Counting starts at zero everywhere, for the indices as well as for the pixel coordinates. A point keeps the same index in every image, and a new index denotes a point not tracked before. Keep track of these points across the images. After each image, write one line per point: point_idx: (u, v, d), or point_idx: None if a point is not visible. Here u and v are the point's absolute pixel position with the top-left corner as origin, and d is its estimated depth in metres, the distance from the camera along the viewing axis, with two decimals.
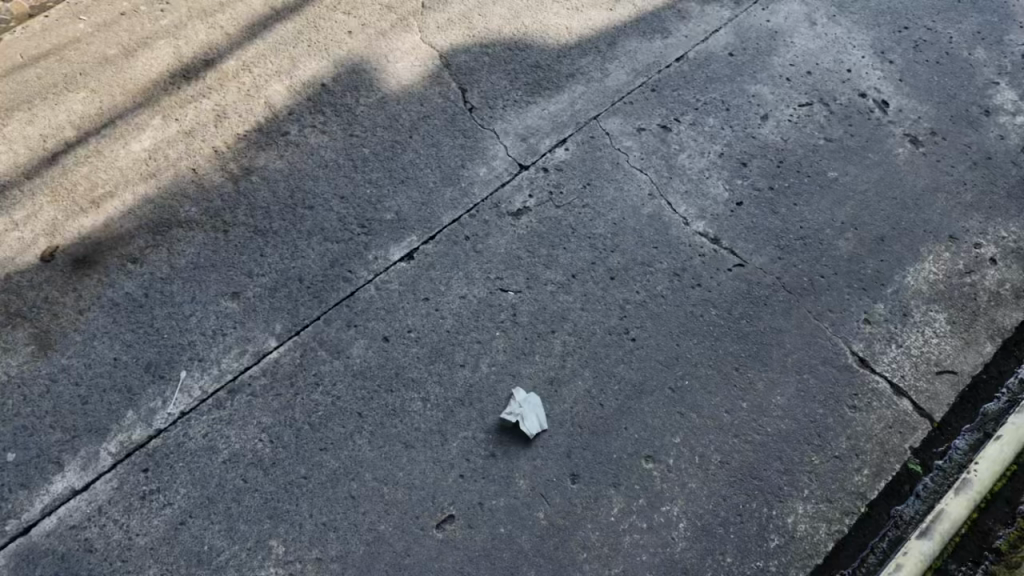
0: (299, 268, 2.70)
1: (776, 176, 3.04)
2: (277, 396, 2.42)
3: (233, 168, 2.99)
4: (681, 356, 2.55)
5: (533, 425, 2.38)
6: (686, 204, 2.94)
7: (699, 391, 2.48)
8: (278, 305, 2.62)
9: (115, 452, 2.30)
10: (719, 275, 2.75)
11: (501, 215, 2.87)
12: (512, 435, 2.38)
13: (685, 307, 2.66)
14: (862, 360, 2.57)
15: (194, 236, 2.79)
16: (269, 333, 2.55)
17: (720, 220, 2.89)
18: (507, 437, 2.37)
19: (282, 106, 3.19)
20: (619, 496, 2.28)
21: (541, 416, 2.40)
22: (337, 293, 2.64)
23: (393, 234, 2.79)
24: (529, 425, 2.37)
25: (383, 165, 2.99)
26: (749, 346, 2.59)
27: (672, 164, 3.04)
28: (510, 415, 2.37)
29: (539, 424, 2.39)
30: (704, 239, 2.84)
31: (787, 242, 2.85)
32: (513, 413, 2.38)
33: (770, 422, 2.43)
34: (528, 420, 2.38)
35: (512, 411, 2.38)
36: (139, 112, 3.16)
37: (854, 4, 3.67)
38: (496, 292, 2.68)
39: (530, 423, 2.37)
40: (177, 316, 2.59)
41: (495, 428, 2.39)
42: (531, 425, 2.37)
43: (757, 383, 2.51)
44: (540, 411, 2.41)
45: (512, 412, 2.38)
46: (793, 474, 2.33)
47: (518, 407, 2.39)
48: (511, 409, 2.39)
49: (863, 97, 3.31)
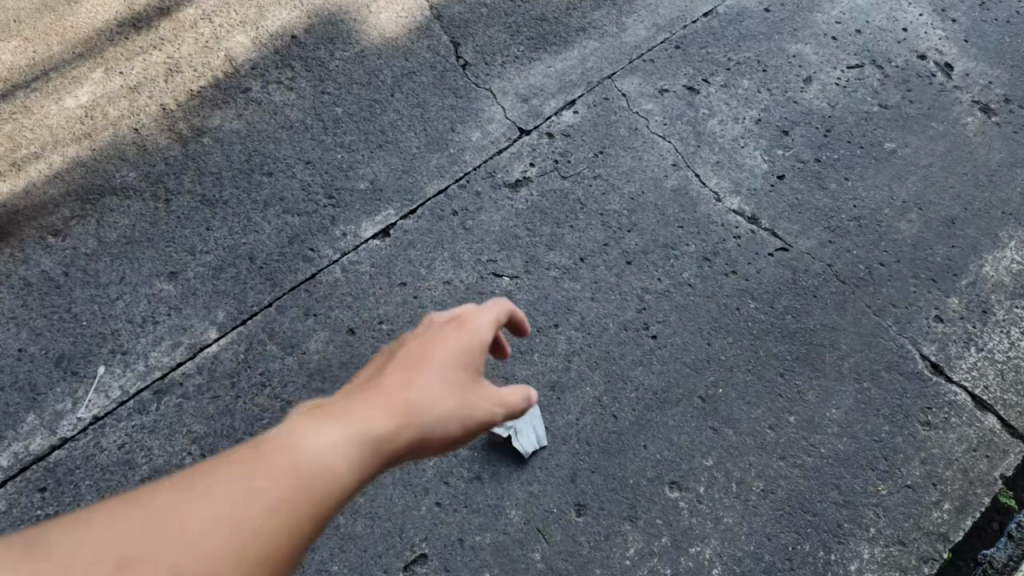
0: (252, 245, 2.25)
1: (823, 147, 2.56)
2: (214, 399, 1.97)
3: (181, 129, 2.53)
4: (714, 358, 2.08)
5: (531, 441, 1.92)
6: (717, 176, 2.46)
7: (736, 401, 2.01)
8: (223, 288, 2.16)
9: (7, 466, 1.85)
10: (758, 261, 2.28)
11: (496, 186, 2.40)
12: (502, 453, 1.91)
13: (717, 298, 2.20)
14: (935, 366, 2.10)
15: (130, 206, 2.34)
16: (210, 322, 2.10)
17: (758, 196, 2.42)
18: (497, 457, 1.91)
19: (245, 59, 2.74)
20: (637, 533, 1.81)
21: (540, 427, 1.94)
22: (295, 275, 2.19)
23: (367, 206, 2.33)
24: (524, 443, 1.91)
25: (358, 126, 2.53)
26: (796, 347, 2.12)
27: (700, 130, 2.57)
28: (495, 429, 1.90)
29: (537, 438, 1.93)
30: (740, 217, 2.37)
31: (839, 223, 2.38)
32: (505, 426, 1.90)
33: (823, 442, 1.96)
34: (523, 435, 1.91)
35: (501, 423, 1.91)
36: (78, 64, 2.71)
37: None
38: (487, 278, 2.22)
39: (527, 440, 1.91)
40: (100, 300, 2.14)
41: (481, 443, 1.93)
42: (527, 442, 1.91)
43: (806, 392, 2.04)
44: (539, 421, 1.95)
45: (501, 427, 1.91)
46: (855, 509, 1.86)
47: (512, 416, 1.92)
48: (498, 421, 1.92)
49: (922, 59, 2.82)
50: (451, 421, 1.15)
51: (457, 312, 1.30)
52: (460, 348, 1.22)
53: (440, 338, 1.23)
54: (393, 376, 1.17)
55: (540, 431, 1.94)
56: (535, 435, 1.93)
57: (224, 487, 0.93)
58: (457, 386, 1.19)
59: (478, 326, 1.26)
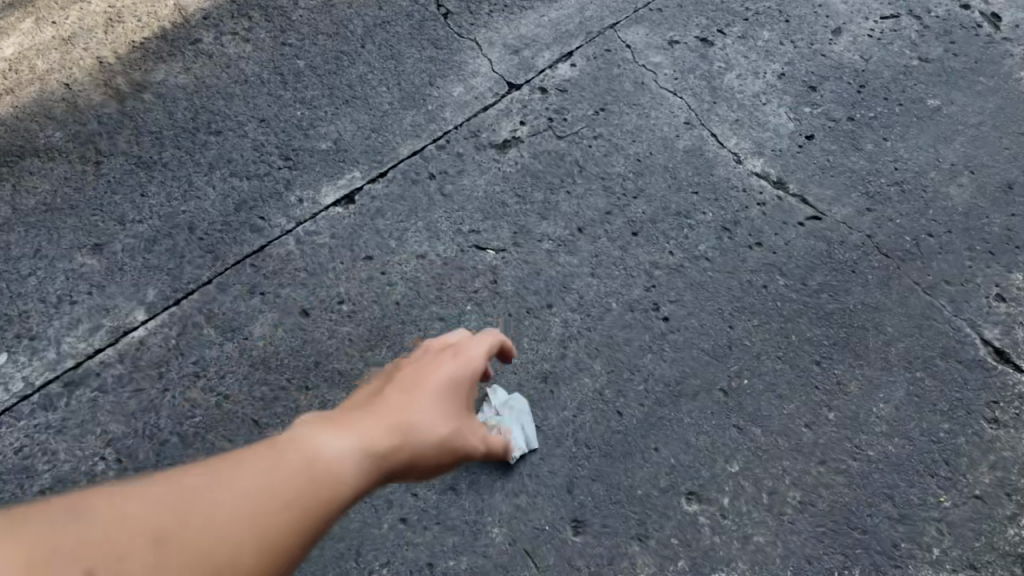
0: (192, 213, 1.92)
1: (857, 104, 2.23)
2: (137, 393, 1.64)
3: (119, 83, 2.17)
4: (737, 344, 1.75)
5: (519, 445, 1.59)
6: (736, 137, 2.13)
7: (764, 394, 1.68)
8: (155, 263, 1.83)
9: None
10: (786, 231, 1.95)
11: (480, 146, 2.06)
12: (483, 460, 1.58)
13: (740, 274, 1.86)
14: (999, 352, 1.77)
15: (52, 169, 2.00)
16: (137, 302, 1.76)
17: (784, 158, 2.09)
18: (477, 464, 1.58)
19: (196, 8, 2.39)
20: (647, 556, 1.50)
21: (530, 427, 1.61)
22: (241, 247, 1.85)
23: (329, 169, 1.99)
24: (510, 446, 1.58)
25: (322, 81, 2.19)
26: (835, 331, 1.79)
27: (716, 86, 2.24)
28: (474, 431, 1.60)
29: (526, 439, 1.60)
30: (763, 182, 2.04)
31: (878, 188, 2.04)
32: None
33: (870, 444, 1.63)
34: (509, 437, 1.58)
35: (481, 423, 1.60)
36: (5, 14, 2.37)
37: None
38: (469, 251, 1.88)
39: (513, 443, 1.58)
40: (8, 277, 1.80)
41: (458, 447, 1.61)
42: (512, 445, 1.58)
43: (847, 384, 1.71)
44: (530, 420, 1.62)
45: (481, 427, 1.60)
46: (910, 526, 1.54)
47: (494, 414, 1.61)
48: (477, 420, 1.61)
49: (966, 9, 2.49)
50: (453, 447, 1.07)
51: (454, 336, 1.22)
52: (461, 369, 1.15)
53: (437, 361, 1.14)
54: (391, 396, 1.06)
55: (530, 432, 1.61)
56: (524, 437, 1.60)
57: (214, 489, 0.80)
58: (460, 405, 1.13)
59: (472, 351, 1.19)
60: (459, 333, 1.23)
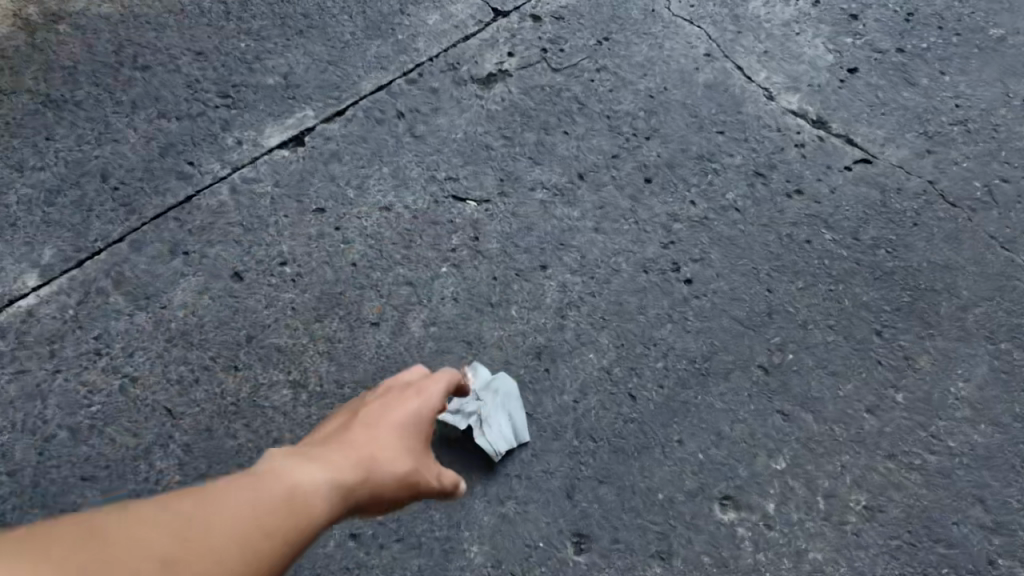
0: (105, 158, 1.56)
1: (908, 34, 1.88)
2: (20, 376, 1.29)
3: (27, 13, 1.81)
4: (777, 311, 1.41)
5: (505, 439, 1.25)
6: (766, 70, 1.78)
7: (814, 373, 1.34)
8: (55, 217, 1.48)
9: None
10: (830, 177, 1.60)
11: (460, 81, 1.71)
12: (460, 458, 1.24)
13: (777, 228, 1.52)
14: None
15: None
16: (29, 264, 1.41)
17: (824, 94, 1.75)
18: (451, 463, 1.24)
19: None
20: None
21: (519, 416, 1.27)
22: (163, 199, 1.50)
23: (276, 108, 1.65)
24: (492, 442, 1.24)
25: (272, 9, 1.83)
26: (898, 295, 1.44)
27: (740, 13, 1.89)
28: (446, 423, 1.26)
29: (513, 432, 1.25)
30: (800, 121, 1.70)
31: (939, 128, 1.70)
32: (461, 415, 1.27)
33: (950, 434, 1.29)
34: (490, 430, 1.24)
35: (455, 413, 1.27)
36: None
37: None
38: (445, 201, 1.53)
39: (495, 438, 1.24)
40: None
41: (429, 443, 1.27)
42: (494, 439, 1.24)
43: (918, 360, 1.36)
44: (518, 407, 1.27)
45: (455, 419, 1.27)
46: (1010, 537, 1.20)
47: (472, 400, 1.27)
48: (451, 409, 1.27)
49: None
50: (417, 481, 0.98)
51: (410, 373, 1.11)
52: (424, 407, 1.06)
53: (398, 398, 1.05)
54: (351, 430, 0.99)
55: (518, 422, 1.26)
56: (510, 429, 1.25)
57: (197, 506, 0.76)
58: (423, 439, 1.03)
59: (430, 392, 1.08)
60: (415, 367, 1.12)
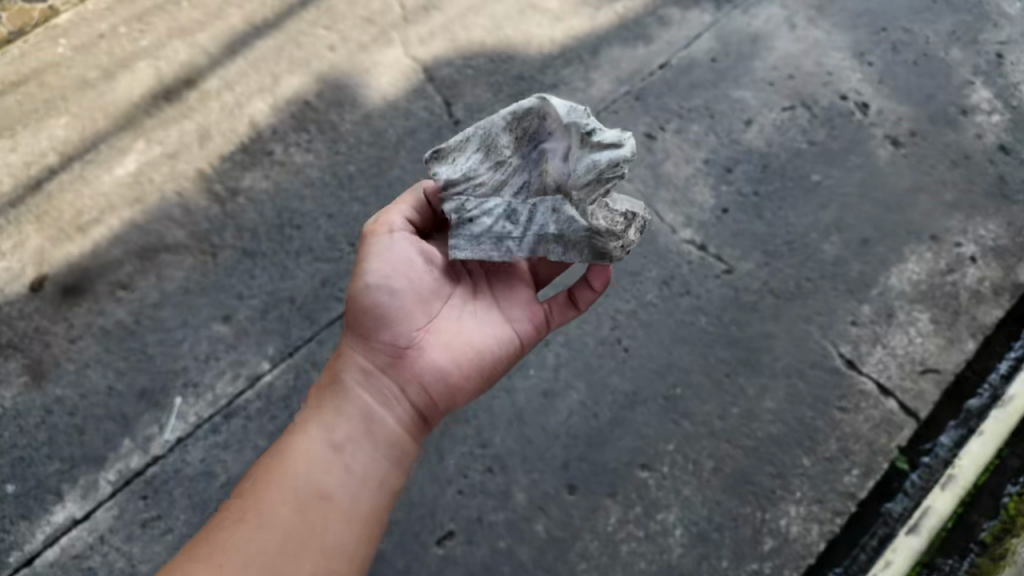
0: (290, 289, 2.72)
1: (761, 182, 3.03)
2: (272, 419, 2.50)
3: (217, 190, 2.95)
4: (673, 364, 2.59)
5: (605, 148, 1.90)
6: (673, 212, 2.95)
7: (692, 398, 2.54)
8: (270, 327, 2.65)
9: (114, 480, 2.42)
10: (708, 282, 2.76)
11: None
12: (604, 249, 1.96)
13: (675, 316, 2.68)
14: (850, 363, 2.63)
15: (183, 259, 2.78)
16: (263, 356, 2.60)
17: (706, 227, 2.90)
18: (588, 249, 1.96)
19: (265, 124, 3.12)
20: (615, 505, 2.39)
21: (563, 111, 1.93)
22: (329, 313, 2.67)
23: None
24: (596, 162, 1.89)
25: (370, 182, 2.98)
26: (741, 352, 2.62)
27: (658, 172, 3.05)
28: (470, 220, 1.96)
29: (552, 117, 1.96)
30: (691, 246, 2.85)
31: (773, 247, 2.86)
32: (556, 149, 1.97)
33: (760, 427, 2.51)
34: (570, 154, 1.95)
35: (503, 173, 2.01)
36: (121, 136, 3.07)
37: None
38: None
39: (599, 160, 1.89)
40: (169, 342, 2.62)
41: (519, 216, 1.99)
42: (569, 128, 1.93)
43: (748, 389, 2.56)
44: (548, 103, 1.94)
45: (512, 185, 2.02)
46: (785, 478, 2.44)
47: (504, 149, 2.00)
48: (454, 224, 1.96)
49: (844, 100, 3.27)
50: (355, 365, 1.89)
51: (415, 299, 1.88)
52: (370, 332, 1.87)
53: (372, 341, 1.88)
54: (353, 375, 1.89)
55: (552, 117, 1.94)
56: (571, 131, 1.93)
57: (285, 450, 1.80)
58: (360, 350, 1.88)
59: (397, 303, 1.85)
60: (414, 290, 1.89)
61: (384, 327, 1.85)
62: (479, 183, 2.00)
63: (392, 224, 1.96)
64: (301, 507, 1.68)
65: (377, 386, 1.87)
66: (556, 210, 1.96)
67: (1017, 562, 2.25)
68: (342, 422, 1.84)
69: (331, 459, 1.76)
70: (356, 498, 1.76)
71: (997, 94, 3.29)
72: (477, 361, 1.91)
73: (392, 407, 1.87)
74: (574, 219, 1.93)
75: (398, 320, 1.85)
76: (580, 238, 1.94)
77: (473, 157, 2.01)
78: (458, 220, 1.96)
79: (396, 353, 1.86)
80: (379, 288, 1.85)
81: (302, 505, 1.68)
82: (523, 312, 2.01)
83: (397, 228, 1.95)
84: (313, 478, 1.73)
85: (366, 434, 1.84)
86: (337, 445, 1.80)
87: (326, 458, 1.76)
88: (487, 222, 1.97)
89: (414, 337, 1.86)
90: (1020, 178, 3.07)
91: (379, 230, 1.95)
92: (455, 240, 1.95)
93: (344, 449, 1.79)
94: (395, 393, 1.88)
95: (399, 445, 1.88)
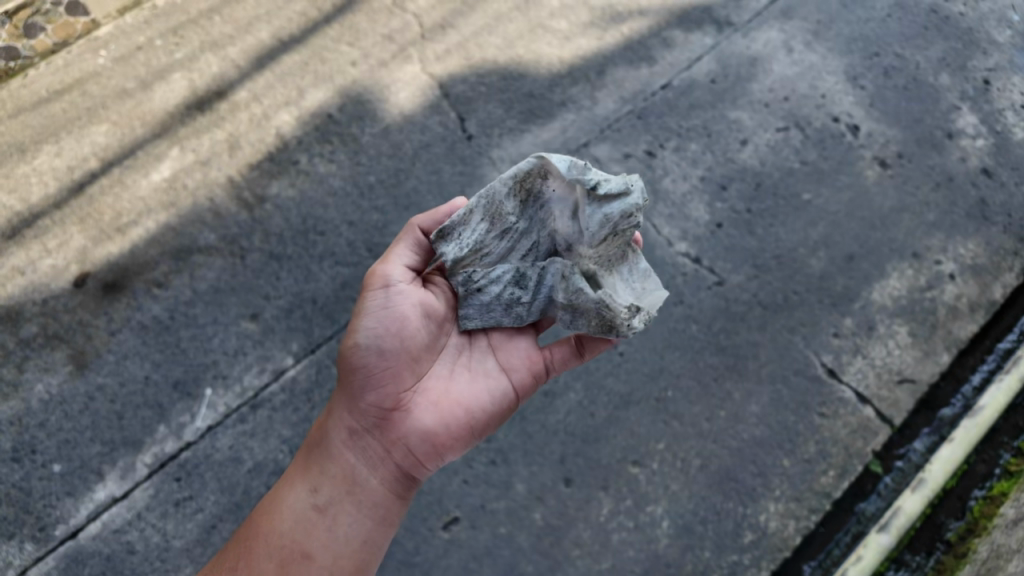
0: (313, 291, 2.94)
1: (754, 199, 3.22)
2: (295, 409, 2.73)
3: (246, 197, 3.17)
4: (665, 368, 2.79)
5: (613, 200, 2.11)
6: (670, 226, 3.14)
7: (682, 400, 2.75)
8: (294, 326, 2.88)
9: (150, 463, 2.66)
10: (700, 292, 2.96)
11: None
12: (612, 323, 2.11)
13: (668, 323, 2.88)
14: (831, 371, 2.82)
15: (214, 261, 3.01)
16: (287, 352, 2.83)
17: (701, 241, 3.10)
18: (597, 319, 2.13)
19: (291, 134, 3.34)
20: (608, 498, 2.60)
21: (566, 169, 2.04)
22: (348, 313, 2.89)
23: None
24: (608, 216, 2.10)
25: (387, 192, 3.20)
26: (728, 358, 2.82)
27: (657, 188, 3.25)
28: (479, 290, 2.18)
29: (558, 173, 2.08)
30: (686, 259, 3.05)
31: (763, 261, 3.05)
32: (568, 207, 2.17)
33: (744, 430, 2.71)
34: (577, 214, 2.14)
35: (509, 239, 2.19)
36: (157, 143, 3.30)
37: (840, 18, 3.74)
38: None
39: (610, 215, 2.10)
40: (200, 337, 2.85)
41: (528, 281, 2.21)
42: (577, 183, 2.08)
43: (734, 393, 2.76)
44: (547, 162, 2.04)
45: (520, 249, 2.24)
46: (766, 477, 2.64)
47: (508, 216, 2.15)
48: (463, 297, 2.18)
49: (836, 122, 3.44)
50: (342, 425, 2.08)
51: (400, 369, 2.01)
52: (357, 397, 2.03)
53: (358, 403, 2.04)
54: (340, 433, 2.08)
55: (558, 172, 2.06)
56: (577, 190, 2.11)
57: (276, 501, 2.07)
58: (348, 411, 2.07)
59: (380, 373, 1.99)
60: (402, 359, 2.01)
61: (370, 395, 2.01)
62: (486, 254, 2.20)
63: (385, 285, 2.05)
64: (286, 565, 1.94)
65: (364, 448, 2.06)
66: (564, 277, 2.15)
67: (975, 559, 2.45)
68: (326, 481, 2.05)
69: (315, 519, 2.01)
70: (336, 556, 1.99)
71: (983, 119, 3.46)
72: (461, 426, 2.07)
73: (377, 468, 2.06)
74: (583, 290, 2.11)
75: (382, 389, 2.01)
76: (591, 307, 2.10)
77: (478, 228, 2.16)
78: (467, 291, 2.18)
79: (382, 418, 2.04)
80: (365, 359, 1.98)
81: (288, 563, 1.95)
82: (512, 373, 2.18)
83: (388, 292, 2.04)
84: (297, 537, 1.98)
85: (348, 494, 2.04)
86: (321, 503, 2.03)
87: (311, 518, 2.01)
88: (496, 291, 2.19)
89: (398, 406, 2.03)
90: (1000, 201, 3.25)
91: (371, 292, 2.06)
92: (467, 311, 2.19)
93: (328, 509, 2.02)
94: (380, 454, 2.06)
95: (382, 504, 2.07)
